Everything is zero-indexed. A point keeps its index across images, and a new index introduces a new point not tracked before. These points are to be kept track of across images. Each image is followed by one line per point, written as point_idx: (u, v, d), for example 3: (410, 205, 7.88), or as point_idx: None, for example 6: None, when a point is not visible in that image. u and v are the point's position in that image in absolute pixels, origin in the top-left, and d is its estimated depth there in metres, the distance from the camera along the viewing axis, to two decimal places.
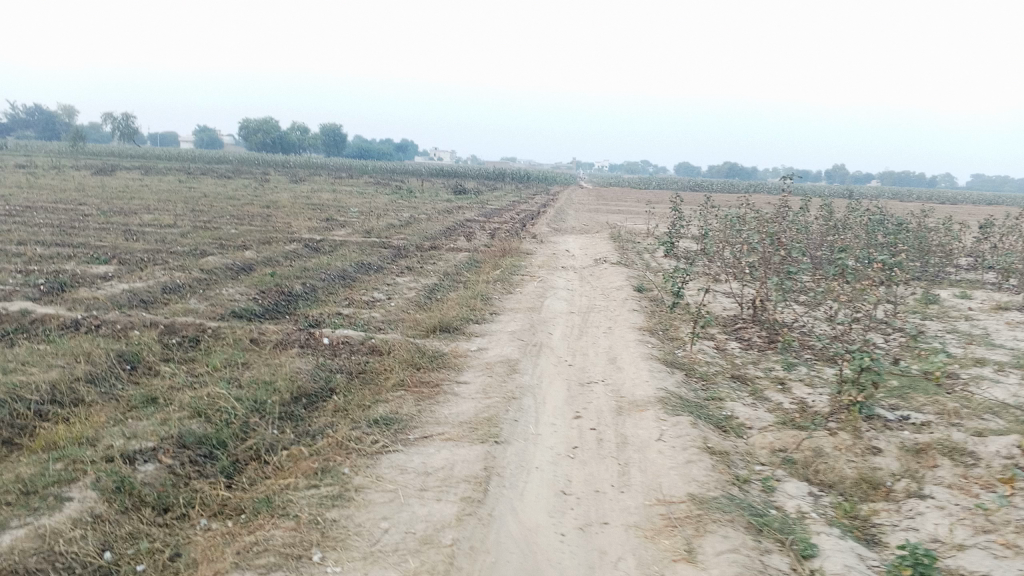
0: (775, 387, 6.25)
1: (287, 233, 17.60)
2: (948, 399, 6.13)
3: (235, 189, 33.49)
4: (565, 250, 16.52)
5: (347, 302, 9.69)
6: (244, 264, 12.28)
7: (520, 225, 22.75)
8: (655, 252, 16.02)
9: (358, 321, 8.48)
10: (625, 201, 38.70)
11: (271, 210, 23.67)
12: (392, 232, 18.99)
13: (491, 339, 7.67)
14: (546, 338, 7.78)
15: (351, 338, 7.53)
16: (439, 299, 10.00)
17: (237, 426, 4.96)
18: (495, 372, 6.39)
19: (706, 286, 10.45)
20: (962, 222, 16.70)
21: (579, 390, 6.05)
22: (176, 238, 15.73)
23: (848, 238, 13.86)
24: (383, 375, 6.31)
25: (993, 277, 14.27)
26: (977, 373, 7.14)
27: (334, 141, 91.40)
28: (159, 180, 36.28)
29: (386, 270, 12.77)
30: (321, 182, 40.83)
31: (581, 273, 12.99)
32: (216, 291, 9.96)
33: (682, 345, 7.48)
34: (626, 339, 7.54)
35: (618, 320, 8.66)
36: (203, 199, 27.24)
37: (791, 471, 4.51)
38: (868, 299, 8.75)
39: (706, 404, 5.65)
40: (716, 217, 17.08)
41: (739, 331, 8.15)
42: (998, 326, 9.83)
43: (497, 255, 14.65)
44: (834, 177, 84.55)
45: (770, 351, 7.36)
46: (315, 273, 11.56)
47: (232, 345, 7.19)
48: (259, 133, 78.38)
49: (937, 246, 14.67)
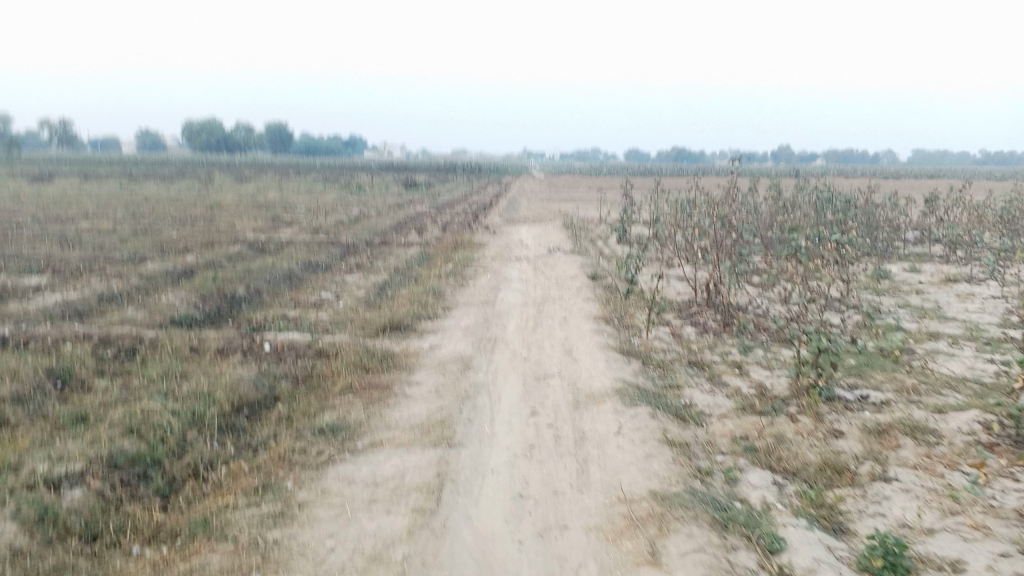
0: (733, 372, 6.13)
1: (232, 234, 17.13)
2: (906, 376, 6.08)
3: (179, 191, 32.71)
4: (518, 240, 16.34)
5: (294, 304, 9.38)
6: (186, 268, 11.86)
7: (472, 216, 22.52)
8: (608, 238, 15.93)
9: (305, 323, 8.18)
10: (577, 188, 38.69)
11: (216, 211, 23.09)
12: (341, 228, 18.62)
13: (443, 334, 7.45)
14: (500, 332, 7.58)
15: (296, 342, 7.25)
16: (389, 296, 9.73)
17: (174, 442, 4.68)
18: (447, 370, 6.17)
19: (659, 271, 10.35)
20: (908, 197, 16.90)
21: (535, 383, 5.86)
22: (115, 244, 15.18)
23: (798, 217, 13.90)
24: (330, 380, 6.06)
25: (940, 250, 14.44)
26: (932, 347, 7.13)
27: (280, 139, 90.02)
28: (99, 185, 35.24)
29: (335, 268, 12.45)
30: (267, 181, 40.09)
31: (534, 262, 12.82)
32: (155, 298, 9.57)
33: (638, 332, 7.34)
34: (582, 330, 7.37)
35: (573, 309, 8.50)
36: (145, 203, 26.53)
37: (754, 458, 4.37)
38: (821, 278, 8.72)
39: (664, 393, 5.50)
40: (667, 201, 17.05)
41: (695, 315, 8.05)
42: (949, 299, 9.89)
43: (449, 248, 14.41)
44: (781, 158, 85.77)
45: (726, 335, 7.26)
46: (261, 275, 11.20)
47: (171, 356, 6.86)
48: (203, 133, 76.85)
49: (886, 222, 14.80)
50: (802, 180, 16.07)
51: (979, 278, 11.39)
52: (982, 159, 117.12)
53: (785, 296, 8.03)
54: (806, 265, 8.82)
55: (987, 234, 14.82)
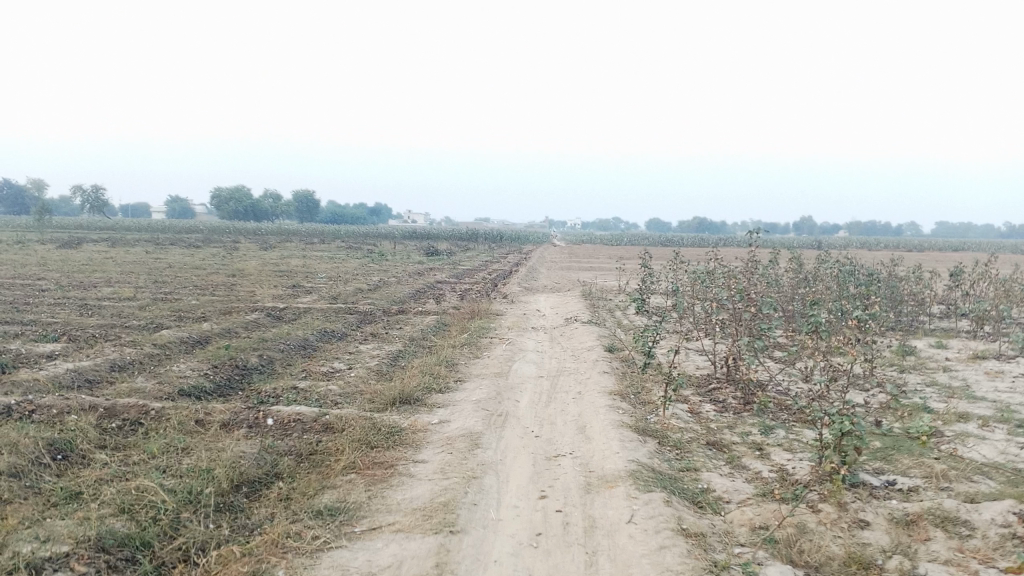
0: (753, 454, 5.87)
1: (250, 302, 17.16)
2: (935, 460, 5.79)
3: (203, 257, 33.08)
4: (535, 310, 16.23)
5: (306, 374, 9.26)
6: (200, 336, 11.82)
7: (491, 285, 22.49)
8: (626, 309, 15.77)
9: (314, 395, 8.03)
10: (597, 257, 38.67)
11: (237, 278, 23.25)
12: (360, 296, 18.61)
13: (454, 409, 7.27)
14: (512, 407, 7.37)
15: (303, 415, 7.10)
16: (402, 367, 9.58)
17: (167, 522, 4.51)
18: (455, 446, 5.97)
19: (677, 345, 10.15)
20: (931, 271, 16.64)
21: (545, 463, 5.63)
22: (134, 311, 15.24)
23: (820, 289, 13.68)
24: (335, 457, 5.88)
25: (967, 324, 14.12)
26: (962, 429, 6.83)
27: (306, 207, 91.47)
28: (125, 251, 35.80)
29: (349, 337, 12.36)
30: (291, 249, 40.50)
31: (551, 333, 12.66)
32: (167, 367, 9.49)
33: (654, 409, 7.11)
34: (596, 405, 7.16)
35: (588, 383, 8.29)
36: (169, 270, 26.80)
37: (774, 550, 4.11)
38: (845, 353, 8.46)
39: (680, 476, 5.26)
40: (687, 271, 16.91)
41: (714, 392, 7.82)
42: (977, 376, 9.58)
43: (466, 317, 14.29)
44: (802, 229, 85.81)
45: (746, 413, 7.02)
46: (274, 344, 11.11)
47: (175, 429, 6.72)
48: (231, 201, 78.32)
49: (909, 295, 14.53)
50: (823, 253, 15.90)
51: (1008, 355, 11.07)
52: (1007, 231, 116.31)
53: (807, 373, 7.79)
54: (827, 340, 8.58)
55: (1015, 309, 14.50)
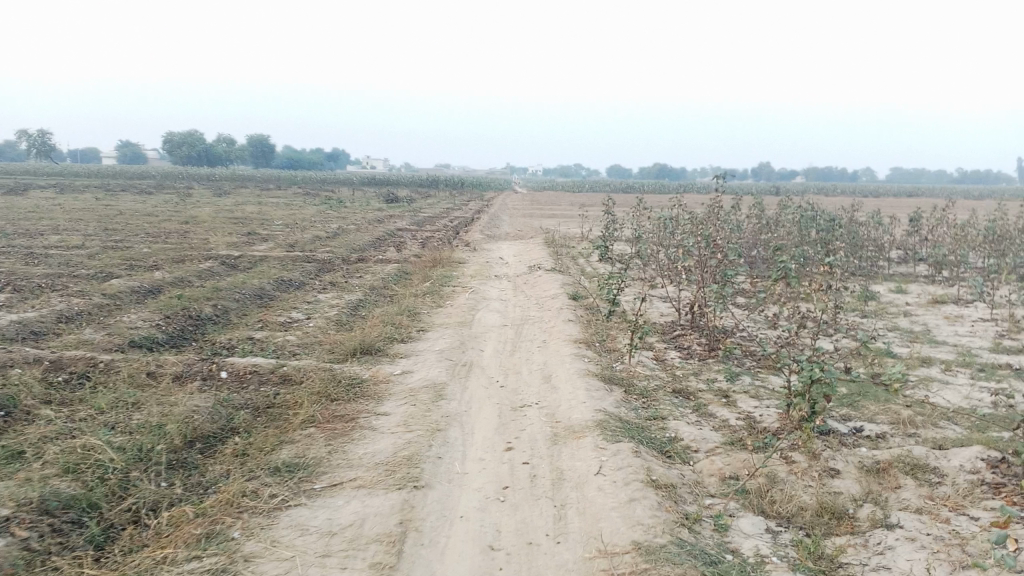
0: (720, 401, 5.80)
1: (205, 250, 16.70)
2: (901, 406, 5.78)
3: (155, 204, 32.14)
4: (497, 257, 16.03)
5: (262, 325, 8.99)
6: (152, 286, 11.42)
7: (452, 232, 22.19)
8: (589, 256, 15.64)
9: (271, 346, 7.79)
10: (559, 204, 38.40)
11: (191, 226, 22.64)
12: (318, 244, 18.22)
13: (416, 359, 7.09)
14: (475, 356, 7.21)
15: (260, 368, 6.86)
16: (362, 316, 9.35)
17: (116, 482, 4.29)
18: (418, 398, 5.80)
19: (642, 292, 10.05)
20: (891, 216, 16.73)
21: (511, 413, 5.49)
22: (82, 260, 14.72)
23: (782, 236, 13.67)
24: (293, 411, 5.68)
25: (925, 269, 14.25)
26: (926, 374, 6.84)
27: (262, 153, 89.51)
28: (75, 199, 34.65)
29: (308, 286, 12.06)
30: (247, 196, 39.60)
31: (514, 281, 12.49)
32: (117, 318, 9.15)
33: (621, 357, 7.00)
34: (561, 353, 7.03)
35: (553, 331, 8.15)
36: (119, 217, 26.02)
37: (746, 500, 4.03)
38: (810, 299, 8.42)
39: (648, 425, 5.16)
40: (650, 218, 16.78)
41: (680, 339, 7.73)
42: (938, 321, 9.65)
43: (428, 265, 14.04)
44: (761, 176, 86.34)
45: (712, 360, 6.95)
46: (229, 293, 10.79)
47: (124, 382, 6.45)
48: (185, 146, 76.26)
49: (870, 241, 14.60)
50: (787, 199, 15.86)
51: (968, 300, 11.17)
52: (960, 178, 118.37)
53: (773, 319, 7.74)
54: (792, 286, 8.53)
55: (973, 254, 14.65)
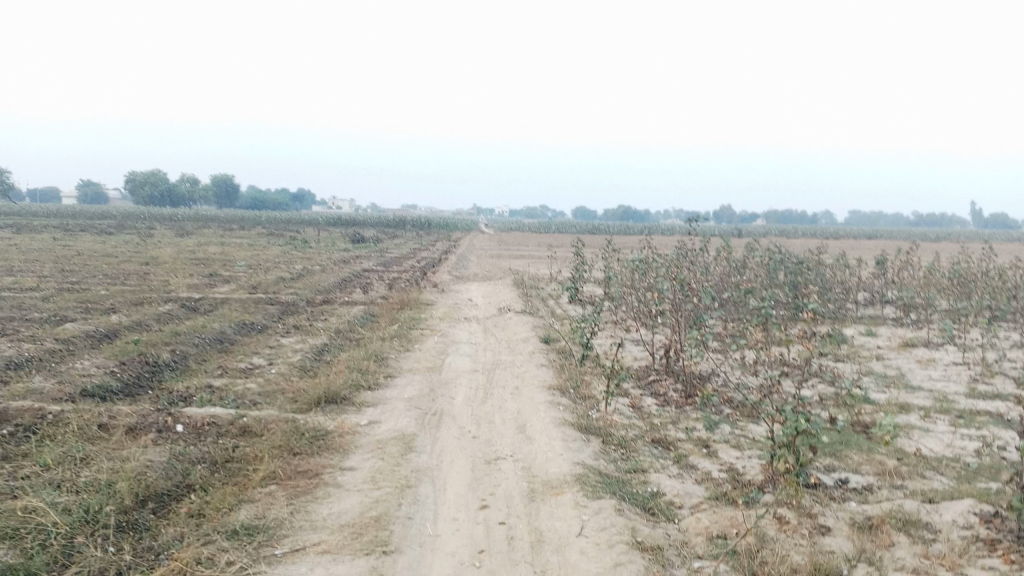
0: (701, 452, 5.60)
1: (164, 292, 16.25)
2: (885, 456, 5.64)
3: (115, 245, 31.50)
4: (466, 299, 15.81)
5: (223, 372, 8.66)
6: (108, 330, 11.00)
7: (419, 273, 21.95)
8: (559, 298, 15.49)
9: (231, 395, 7.45)
10: (526, 244, 38.39)
11: (151, 267, 22.13)
12: (282, 285, 17.88)
13: (383, 408, 6.81)
14: (446, 404, 6.95)
15: (219, 419, 6.54)
16: (327, 362, 9.05)
17: (58, 549, 3.96)
18: (387, 451, 5.52)
19: (614, 335, 9.88)
20: (857, 258, 16.84)
21: (484, 467, 5.24)
22: (35, 302, 14.21)
23: (751, 279, 13.65)
24: (253, 467, 5.37)
25: (893, 311, 14.30)
26: (905, 421, 6.73)
27: (226, 193, 88.82)
28: (31, 238, 33.85)
29: (271, 330, 11.72)
30: (210, 236, 39.06)
31: (483, 324, 12.27)
32: (68, 365, 8.75)
33: (596, 404, 6.79)
34: (535, 401, 6.80)
35: (525, 377, 7.93)
36: (76, 258, 25.39)
37: (736, 561, 3.83)
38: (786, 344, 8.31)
39: (629, 479, 4.95)
40: (619, 259, 16.71)
41: (655, 384, 7.54)
42: (910, 364, 9.60)
43: (395, 307, 13.77)
44: (724, 218, 87.59)
45: (689, 408, 6.77)
46: (188, 338, 10.42)
47: (73, 435, 6.08)
48: (147, 186, 75.41)
49: (837, 283, 14.63)
50: (754, 241, 15.91)
51: (937, 343, 11.18)
52: (916, 220, 121.21)
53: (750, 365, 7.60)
54: (767, 330, 8.42)
55: (938, 296, 14.75)
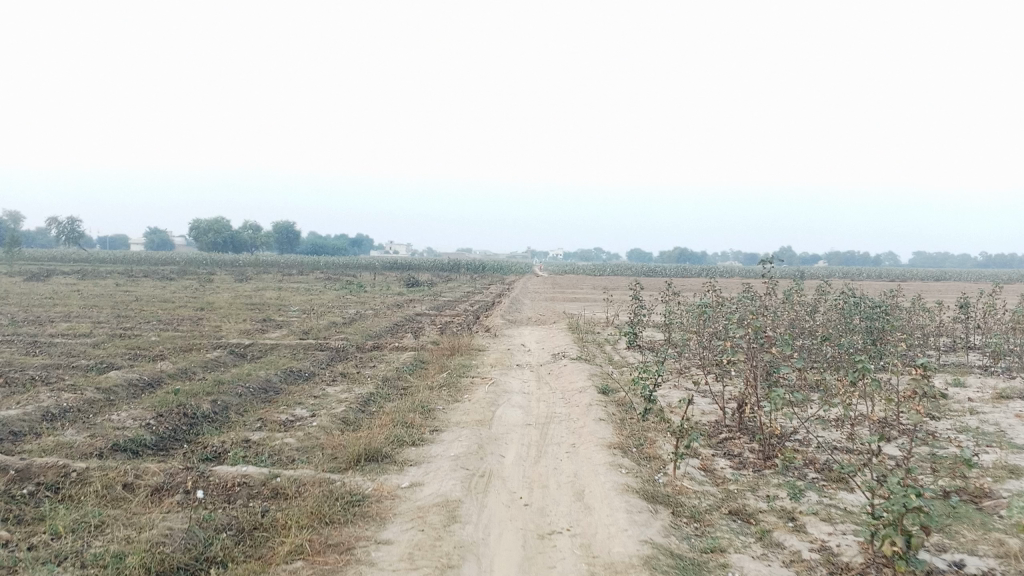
0: (787, 527, 4.90)
1: (214, 338, 16.05)
2: (1005, 533, 4.85)
3: (173, 291, 31.79)
4: (520, 345, 15.23)
5: (262, 424, 8.20)
6: (151, 379, 10.69)
7: (473, 317, 21.49)
8: (616, 343, 14.79)
9: (267, 452, 6.97)
10: (581, 287, 37.76)
11: (205, 312, 22.11)
12: (333, 331, 17.55)
13: (428, 467, 6.24)
14: (495, 464, 6.35)
15: (250, 479, 6.04)
16: (371, 414, 8.53)
17: None
18: (430, 521, 4.94)
19: (678, 387, 9.16)
20: (936, 301, 15.76)
21: (539, 542, 4.62)
22: (86, 349, 14.07)
23: (822, 324, 12.79)
24: (280, 538, 4.83)
25: (979, 359, 13.21)
26: (1018, 488, 5.89)
27: (286, 239, 90.37)
28: (94, 284, 34.49)
29: (317, 378, 11.30)
30: (267, 281, 39.35)
31: (537, 371, 11.65)
32: (104, 416, 8.38)
33: (662, 466, 6.11)
34: (594, 462, 6.16)
35: (582, 433, 7.29)
36: (134, 303, 25.59)
37: None
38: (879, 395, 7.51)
39: (706, 561, 4.29)
40: (680, 302, 15.96)
41: (727, 444, 6.83)
42: (1010, 420, 8.65)
43: (446, 354, 13.25)
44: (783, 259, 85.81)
45: (768, 473, 6.04)
46: (231, 388, 10.02)
47: (94, 497, 5.64)
48: (211, 233, 77.13)
49: (916, 329, 13.64)
50: (824, 283, 15.02)
51: None
52: (985, 260, 117.16)
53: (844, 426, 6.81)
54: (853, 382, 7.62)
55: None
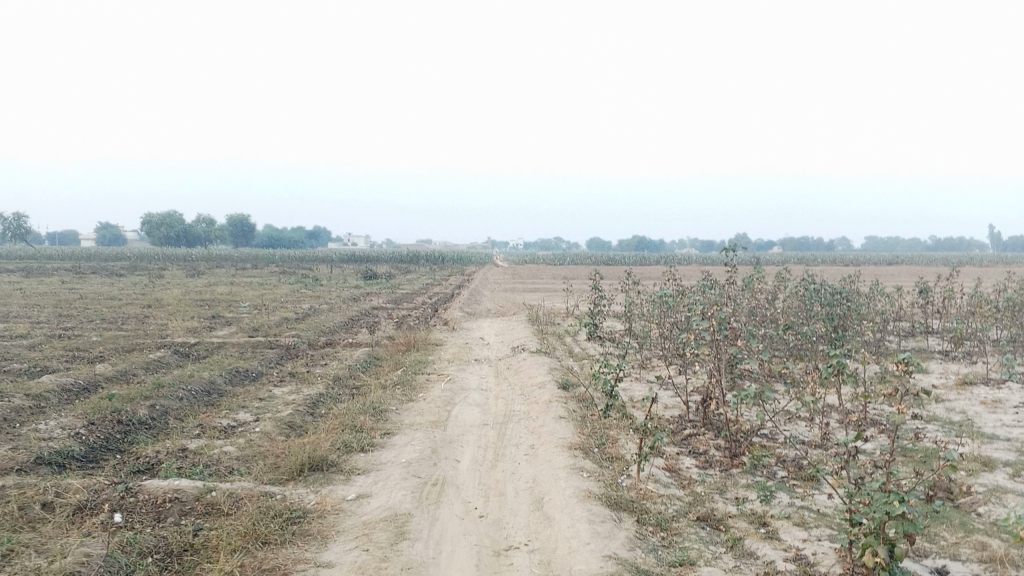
0: (759, 533, 4.59)
1: (160, 337, 15.40)
2: (987, 534, 4.59)
3: (121, 287, 30.82)
4: (478, 338, 14.84)
5: (202, 431, 7.70)
6: (87, 383, 10.09)
7: (431, 310, 21.03)
8: (577, 335, 14.47)
9: (204, 462, 6.50)
10: (541, 277, 37.47)
11: (153, 309, 21.35)
12: (286, 327, 16.99)
13: (376, 476, 5.82)
14: (449, 470, 5.96)
15: (183, 494, 5.56)
16: (319, 417, 8.07)
17: None
18: (376, 539, 4.54)
19: (641, 382, 8.85)
20: (896, 287, 15.70)
21: (495, 560, 4.23)
22: (21, 352, 13.37)
23: (784, 312, 12.61)
24: (210, 563, 4.37)
25: (940, 344, 13.14)
26: (994, 481, 5.66)
27: (241, 233, 88.80)
28: (38, 282, 33.28)
29: (265, 379, 10.79)
30: (220, 276, 38.38)
31: (495, 366, 11.28)
32: (30, 426, 7.80)
33: (625, 468, 5.78)
34: (554, 465, 5.80)
35: (542, 432, 6.93)
36: (79, 301, 24.69)
37: None
38: (849, 386, 7.26)
39: None
40: (641, 292, 15.70)
41: (692, 441, 6.52)
42: (977, 407, 8.49)
43: (401, 349, 12.81)
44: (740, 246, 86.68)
45: (736, 473, 5.74)
46: (172, 391, 9.48)
47: (7, 519, 5.13)
48: (164, 228, 75.37)
49: (878, 316, 13.53)
50: (785, 270, 14.85)
51: (996, 379, 10.06)
52: (935, 244, 119.77)
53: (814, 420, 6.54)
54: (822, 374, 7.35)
55: (987, 326, 13.58)
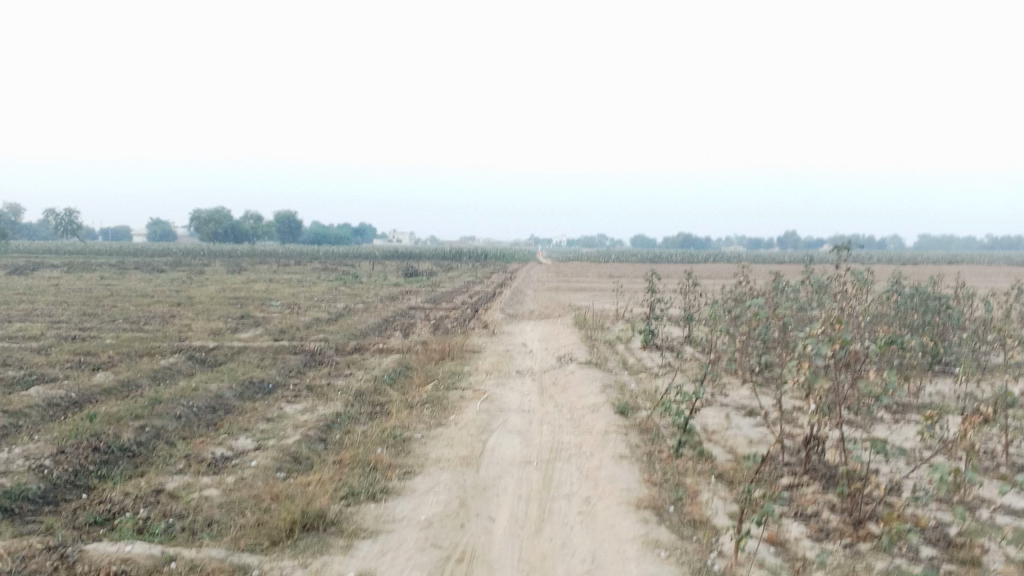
0: None
1: (178, 340, 14.22)
2: None
3: (157, 284, 29.97)
4: (521, 346, 13.43)
5: (186, 465, 6.39)
6: (75, 397, 8.85)
7: (472, 311, 19.73)
8: (631, 342, 12.99)
9: (178, 511, 5.20)
10: (589, 275, 35.87)
11: (182, 309, 20.31)
12: (315, 329, 15.78)
13: (386, 544, 4.45)
14: (483, 536, 4.57)
15: (132, 565, 4.23)
16: (329, 449, 6.73)
17: None
18: None
19: (716, 410, 7.33)
20: (993, 291, 13.93)
21: None
22: (25, 356, 12.26)
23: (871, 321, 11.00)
24: None
25: None
26: None
27: (287, 229, 88.74)
28: (78, 278, 32.63)
29: (279, 393, 9.53)
30: (260, 272, 37.53)
31: (540, 381, 9.87)
32: None
33: (715, 540, 4.32)
34: (621, 538, 4.36)
35: (600, 479, 5.48)
36: (110, 298, 23.80)
37: None
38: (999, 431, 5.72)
39: None
40: (703, 295, 14.14)
41: (795, 498, 5.06)
42: None
43: (435, 358, 11.45)
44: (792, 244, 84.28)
45: (866, 552, 4.27)
46: (168, 408, 8.22)
47: None
48: (210, 224, 75.27)
49: (978, 322, 11.84)
50: (865, 270, 13.18)
51: None
52: (995, 242, 115.49)
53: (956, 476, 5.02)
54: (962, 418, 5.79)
55: None
